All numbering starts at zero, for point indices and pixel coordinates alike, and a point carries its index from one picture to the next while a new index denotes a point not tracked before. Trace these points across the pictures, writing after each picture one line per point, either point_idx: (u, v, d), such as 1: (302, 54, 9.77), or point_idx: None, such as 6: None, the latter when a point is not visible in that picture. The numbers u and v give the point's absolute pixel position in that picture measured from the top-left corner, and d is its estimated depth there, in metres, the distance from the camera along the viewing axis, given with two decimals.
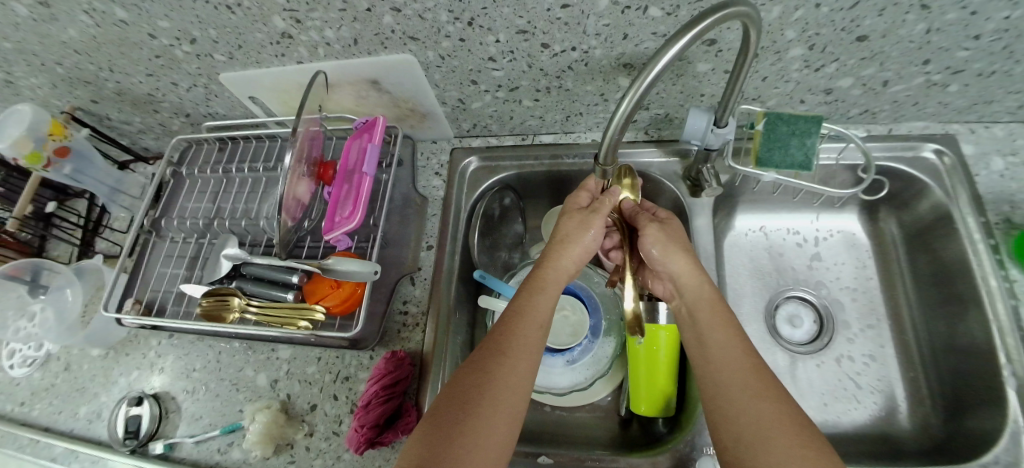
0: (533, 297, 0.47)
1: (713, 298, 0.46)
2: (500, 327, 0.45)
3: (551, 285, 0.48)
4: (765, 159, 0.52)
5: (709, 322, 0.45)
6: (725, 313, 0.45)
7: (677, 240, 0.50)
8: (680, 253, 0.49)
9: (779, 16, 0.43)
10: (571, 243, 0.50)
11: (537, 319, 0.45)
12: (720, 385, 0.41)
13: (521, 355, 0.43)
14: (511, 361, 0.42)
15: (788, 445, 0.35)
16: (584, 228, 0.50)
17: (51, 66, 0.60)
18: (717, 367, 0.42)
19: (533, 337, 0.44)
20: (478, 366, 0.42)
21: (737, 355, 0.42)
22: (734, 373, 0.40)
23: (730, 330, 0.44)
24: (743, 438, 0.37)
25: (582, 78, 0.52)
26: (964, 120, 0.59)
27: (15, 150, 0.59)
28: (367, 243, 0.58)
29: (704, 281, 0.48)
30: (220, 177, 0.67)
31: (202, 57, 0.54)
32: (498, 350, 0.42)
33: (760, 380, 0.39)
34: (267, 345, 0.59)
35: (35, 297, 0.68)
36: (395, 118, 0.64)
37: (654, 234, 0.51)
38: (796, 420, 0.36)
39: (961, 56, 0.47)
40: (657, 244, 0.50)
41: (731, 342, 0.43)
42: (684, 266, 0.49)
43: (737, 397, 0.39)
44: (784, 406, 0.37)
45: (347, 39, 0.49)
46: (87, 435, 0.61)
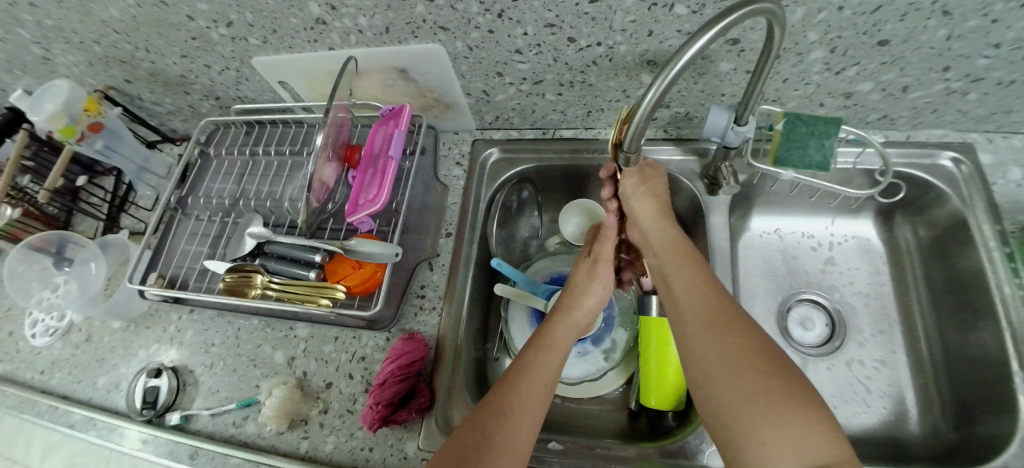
0: (538, 356, 0.47)
1: (676, 242, 0.51)
2: (504, 381, 0.44)
3: (558, 343, 0.49)
4: (783, 159, 0.53)
5: (675, 266, 0.49)
6: (689, 256, 0.49)
7: (653, 191, 0.54)
8: (652, 199, 0.54)
9: (802, 17, 0.44)
10: (585, 296, 0.53)
11: (542, 378, 0.45)
12: (689, 325, 0.43)
13: (522, 408, 0.42)
14: (512, 421, 0.41)
15: (753, 373, 0.37)
16: (594, 277, 0.54)
17: (89, 44, 0.62)
18: (685, 309, 0.45)
19: (540, 396, 0.43)
20: (478, 422, 0.40)
21: (703, 295, 0.45)
22: (699, 310, 0.43)
23: (694, 272, 0.47)
24: (710, 373, 0.39)
25: (606, 74, 0.54)
26: (982, 129, 0.59)
27: (49, 124, 0.61)
28: (388, 227, 0.60)
29: (669, 227, 0.53)
30: (247, 159, 0.68)
31: (237, 40, 0.56)
32: (499, 407, 0.41)
33: (721, 312, 0.42)
34: (285, 324, 0.60)
35: (60, 269, 0.70)
36: (419, 107, 0.66)
37: (632, 183, 0.54)
38: (761, 349, 0.39)
39: (982, 64, 0.47)
40: (632, 191, 0.54)
41: (697, 283, 0.46)
42: (648, 209, 0.54)
43: (702, 331, 0.42)
44: (748, 336, 0.40)
45: (379, 27, 0.51)
46: (105, 404, 0.62)
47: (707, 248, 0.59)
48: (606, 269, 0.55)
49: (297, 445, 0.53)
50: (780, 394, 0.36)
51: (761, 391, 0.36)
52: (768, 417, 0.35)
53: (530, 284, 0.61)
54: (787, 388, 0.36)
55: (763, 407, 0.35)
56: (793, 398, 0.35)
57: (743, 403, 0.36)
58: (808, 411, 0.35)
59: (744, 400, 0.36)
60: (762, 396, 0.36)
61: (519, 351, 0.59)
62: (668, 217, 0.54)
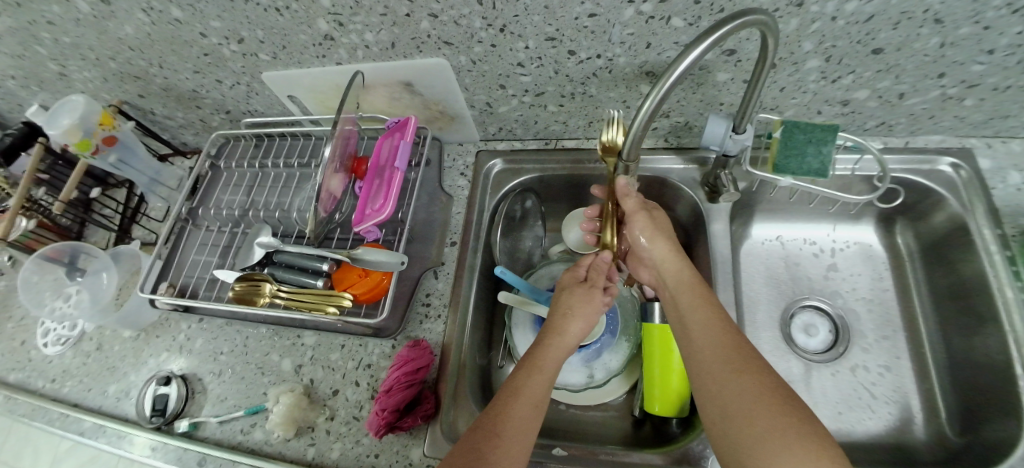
0: (529, 377, 0.45)
1: (692, 281, 0.50)
2: (496, 403, 0.43)
3: (550, 364, 0.47)
4: (782, 166, 0.54)
5: (689, 300, 0.48)
6: (704, 294, 0.48)
7: (660, 228, 0.54)
8: (665, 241, 0.53)
9: (797, 28, 0.45)
10: (573, 317, 0.50)
11: (532, 398, 0.43)
12: (704, 363, 0.43)
13: (516, 435, 0.41)
14: (504, 445, 0.40)
15: (772, 416, 0.37)
16: (588, 301, 0.51)
17: (105, 60, 0.64)
18: (701, 346, 0.44)
19: (528, 417, 0.42)
20: (474, 444, 0.40)
21: (718, 332, 0.44)
22: (713, 346, 0.43)
23: (710, 309, 0.46)
24: (727, 412, 0.39)
25: (606, 85, 0.55)
26: (981, 134, 0.60)
27: (65, 137, 0.63)
28: (394, 237, 0.61)
29: (684, 267, 0.51)
30: (256, 172, 0.70)
31: (248, 56, 0.58)
32: (491, 431, 0.41)
33: (736, 351, 0.42)
34: (293, 332, 0.61)
35: (72, 280, 0.72)
36: (424, 119, 0.67)
37: (640, 223, 0.54)
38: (779, 392, 0.38)
39: (976, 70, 0.48)
40: (644, 231, 0.54)
41: (713, 321, 0.45)
42: (666, 251, 0.53)
43: (716, 368, 0.42)
44: (766, 380, 0.40)
45: (385, 42, 0.52)
46: (114, 412, 0.63)
47: (709, 255, 0.60)
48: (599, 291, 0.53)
49: (303, 452, 0.53)
50: (799, 436, 0.35)
51: (779, 431, 0.36)
52: (786, 456, 0.34)
53: (534, 292, 0.62)
54: (807, 431, 0.35)
55: (777, 446, 0.35)
56: (812, 440, 0.35)
57: (761, 444, 0.36)
58: (827, 455, 0.34)
59: (763, 441, 0.36)
60: (779, 436, 0.35)
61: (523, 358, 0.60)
62: (683, 257, 0.52)
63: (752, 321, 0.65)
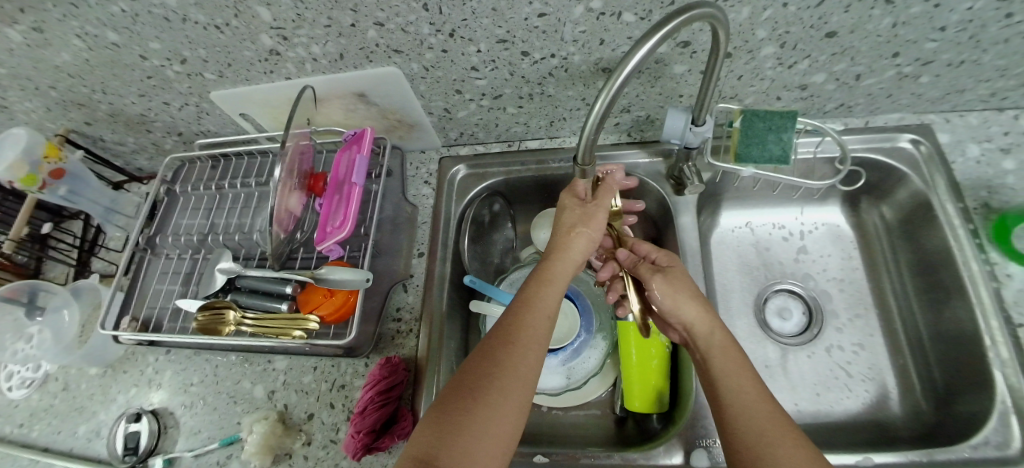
0: (541, 289, 0.45)
1: (726, 343, 0.43)
2: (509, 317, 0.43)
3: (560, 276, 0.47)
4: (743, 155, 0.54)
5: (721, 350, 0.43)
6: (739, 358, 0.42)
7: (683, 289, 0.48)
8: (690, 301, 0.46)
9: (749, 16, 0.44)
10: (575, 234, 0.49)
11: (546, 310, 0.44)
12: (737, 428, 0.37)
13: (532, 346, 0.41)
14: (518, 354, 0.40)
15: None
16: (586, 220, 0.50)
17: (45, 89, 0.61)
18: (735, 410, 0.38)
19: (542, 327, 0.42)
20: (491, 357, 0.40)
21: (752, 398, 0.38)
22: (749, 407, 0.38)
23: (745, 372, 0.41)
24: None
25: (563, 84, 0.54)
26: (938, 110, 0.60)
27: (9, 174, 0.60)
28: (358, 252, 0.59)
29: (718, 326, 0.45)
30: (213, 194, 0.67)
31: (193, 76, 0.56)
32: (507, 339, 0.41)
33: (774, 419, 0.37)
34: (263, 357, 0.60)
35: (32, 320, 0.69)
36: (384, 129, 0.66)
37: (657, 285, 0.49)
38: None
39: (929, 48, 0.48)
40: (663, 292, 0.48)
41: (749, 389, 0.39)
42: (696, 314, 0.46)
43: (751, 432, 0.36)
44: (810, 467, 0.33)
45: (333, 54, 0.50)
46: (86, 453, 0.61)
47: (679, 248, 0.60)
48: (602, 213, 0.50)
49: None
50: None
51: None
52: None
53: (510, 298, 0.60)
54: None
55: None
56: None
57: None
58: None
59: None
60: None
61: None
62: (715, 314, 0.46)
63: (727, 310, 0.65)
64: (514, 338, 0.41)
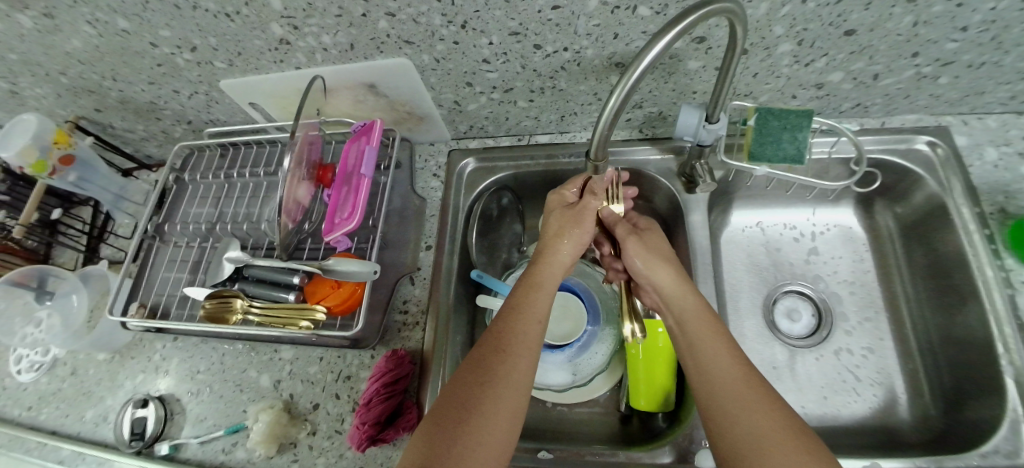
0: (528, 295, 0.47)
1: (698, 307, 0.47)
2: (497, 324, 0.45)
3: (547, 282, 0.49)
4: (757, 154, 0.53)
5: (693, 321, 0.46)
6: (710, 321, 0.46)
7: (657, 251, 0.52)
8: (665, 265, 0.51)
9: (767, 12, 0.44)
10: (563, 240, 0.52)
11: (535, 315, 0.46)
12: (714, 399, 0.40)
13: (523, 350, 0.43)
14: (511, 358, 0.41)
15: (788, 459, 0.35)
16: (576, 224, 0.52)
17: (55, 76, 0.61)
18: (711, 377, 0.42)
19: (535, 331, 0.44)
20: (482, 365, 0.41)
21: (726, 366, 0.42)
22: (725, 378, 0.41)
23: (718, 338, 0.44)
24: (740, 453, 0.37)
25: (575, 78, 0.53)
26: (956, 112, 0.59)
27: (20, 159, 0.61)
28: (366, 244, 0.59)
29: (689, 289, 0.49)
30: (222, 183, 0.67)
31: (203, 64, 0.55)
32: (499, 345, 0.42)
33: (746, 382, 0.40)
34: (270, 346, 0.60)
35: (41, 303, 0.69)
36: (393, 121, 0.65)
37: (633, 246, 0.53)
38: (797, 438, 0.36)
39: (949, 48, 0.47)
40: (637, 255, 0.53)
41: (722, 355, 0.43)
42: (667, 276, 0.50)
43: (727, 398, 0.40)
44: (779, 417, 0.38)
45: (344, 44, 0.50)
46: (93, 437, 0.62)
47: (688, 247, 0.59)
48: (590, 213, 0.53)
49: None
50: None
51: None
52: None
53: None
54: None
55: None
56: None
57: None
58: None
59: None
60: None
61: None
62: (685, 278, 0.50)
63: (735, 311, 0.65)
64: (506, 345, 0.42)
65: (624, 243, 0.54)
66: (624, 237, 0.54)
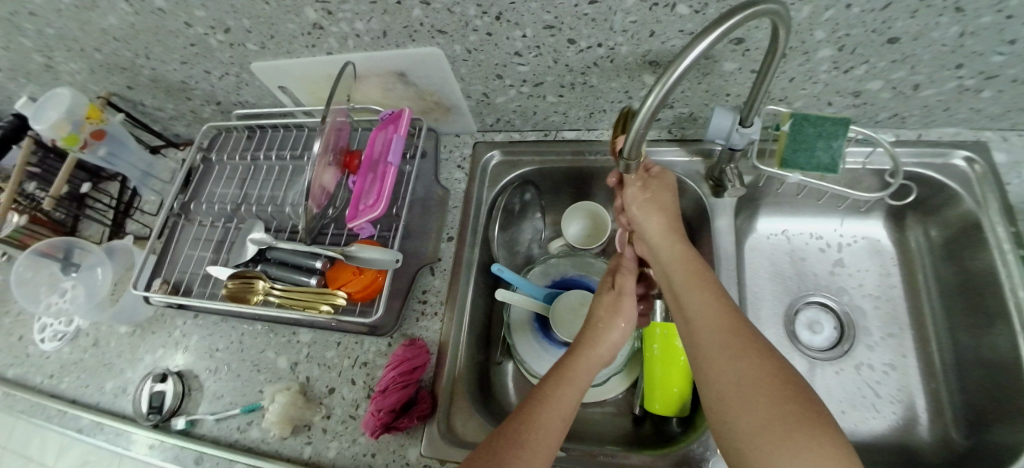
0: (559, 386, 0.44)
1: (687, 258, 0.48)
2: (525, 405, 0.43)
3: (584, 370, 0.46)
4: (790, 161, 0.52)
5: (683, 282, 0.46)
6: (699, 271, 0.47)
7: (657, 201, 0.52)
8: (659, 215, 0.51)
9: (809, 16, 0.42)
10: (608, 330, 0.49)
11: (562, 409, 0.42)
12: (700, 347, 0.41)
13: (547, 434, 0.40)
14: (527, 451, 0.39)
15: (771, 403, 0.35)
16: (618, 315, 0.50)
17: (90, 51, 0.62)
18: (698, 329, 0.42)
19: (557, 428, 0.41)
20: (508, 438, 0.39)
21: (713, 314, 0.42)
22: (714, 334, 0.41)
23: (706, 287, 0.45)
24: (724, 396, 0.38)
25: (607, 75, 0.53)
26: (996, 127, 0.57)
27: (53, 132, 0.62)
28: (389, 232, 0.59)
29: (679, 241, 0.50)
30: (248, 164, 0.68)
31: (236, 46, 0.56)
32: (517, 437, 0.39)
33: (736, 337, 0.40)
34: (288, 329, 0.61)
35: (67, 274, 0.71)
36: (420, 110, 0.65)
37: (634, 192, 0.53)
38: (780, 379, 0.36)
39: (996, 61, 0.46)
40: (640, 208, 0.52)
41: (710, 307, 0.43)
42: (656, 226, 0.51)
43: (715, 354, 0.40)
44: (764, 365, 0.38)
45: (376, 31, 0.50)
46: (112, 408, 0.63)
47: (712, 251, 0.58)
48: (630, 302, 0.51)
49: (300, 451, 0.53)
50: (798, 423, 0.33)
51: (777, 418, 0.34)
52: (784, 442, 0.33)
53: (535, 289, 0.60)
54: (804, 417, 0.34)
55: (783, 432, 0.33)
56: (809, 429, 0.33)
57: (759, 431, 0.34)
58: (833, 444, 0.32)
59: (758, 428, 0.35)
60: (778, 424, 0.34)
61: (521, 356, 0.59)
62: (676, 230, 0.51)
63: (755, 318, 0.64)
64: (530, 427, 0.40)
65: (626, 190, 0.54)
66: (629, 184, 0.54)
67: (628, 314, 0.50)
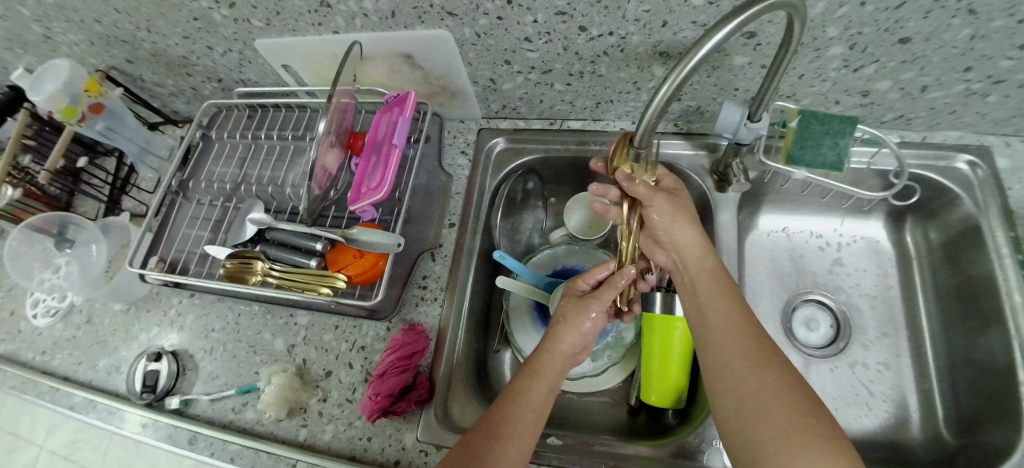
0: (531, 381, 0.44)
1: (714, 270, 0.47)
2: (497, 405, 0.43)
3: (547, 370, 0.45)
4: (796, 157, 0.53)
5: (709, 291, 0.46)
6: (725, 282, 0.46)
7: (684, 210, 0.50)
8: (686, 224, 0.50)
9: (823, 12, 0.42)
10: (569, 327, 0.48)
11: (530, 403, 0.42)
12: (721, 355, 0.42)
13: (517, 432, 0.40)
14: (503, 445, 0.39)
15: (787, 414, 0.35)
16: (584, 312, 0.48)
17: (90, 23, 0.61)
18: (718, 337, 0.43)
19: (529, 424, 0.41)
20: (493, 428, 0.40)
21: (737, 325, 0.42)
22: (735, 342, 0.41)
23: (729, 298, 0.45)
24: (742, 405, 0.38)
25: (616, 65, 0.52)
26: (1000, 132, 0.57)
27: (50, 105, 0.61)
28: (391, 216, 0.59)
29: (708, 254, 0.49)
30: (249, 143, 0.67)
31: (240, 22, 0.55)
32: (492, 431, 0.40)
33: (758, 348, 0.40)
34: (286, 310, 0.60)
35: (61, 250, 0.70)
36: (425, 94, 0.65)
37: (662, 204, 0.50)
38: (800, 395, 0.36)
39: (1005, 66, 0.46)
40: (662, 214, 0.50)
41: (734, 316, 0.43)
42: (689, 236, 0.50)
43: (736, 362, 0.40)
44: (785, 377, 0.38)
45: (385, 11, 0.49)
46: (104, 386, 0.62)
47: (714, 246, 0.59)
48: (598, 302, 0.48)
49: (295, 433, 0.53)
50: (816, 434, 0.33)
51: (792, 430, 0.34)
52: (796, 452, 0.33)
53: (535, 277, 0.60)
54: (821, 431, 0.34)
55: (797, 442, 0.34)
56: (824, 443, 0.33)
57: (774, 440, 0.35)
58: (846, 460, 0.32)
59: (778, 437, 0.34)
60: (792, 436, 0.34)
61: (519, 344, 0.59)
62: (704, 240, 0.50)
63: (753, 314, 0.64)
64: (501, 425, 0.40)
65: (653, 202, 0.50)
66: (653, 195, 0.50)
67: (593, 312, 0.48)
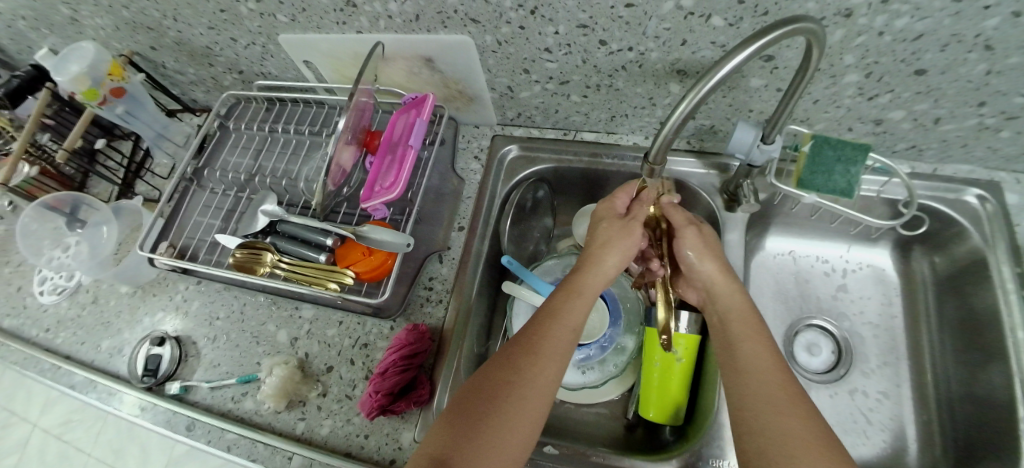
0: (568, 301, 0.45)
1: (743, 309, 0.46)
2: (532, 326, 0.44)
3: (588, 289, 0.47)
4: (807, 182, 0.53)
5: (738, 329, 0.45)
6: (757, 325, 0.45)
7: (712, 246, 0.51)
8: (717, 260, 0.50)
9: (841, 39, 0.43)
10: (609, 249, 0.49)
11: (569, 323, 0.44)
12: (746, 394, 0.40)
13: (537, 384, 0.39)
14: (519, 392, 0.38)
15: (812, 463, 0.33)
16: (625, 232, 0.50)
17: (118, 9, 0.62)
18: (745, 375, 0.41)
19: (561, 348, 0.42)
20: (512, 363, 0.40)
21: (765, 366, 0.41)
22: (761, 382, 0.40)
23: (760, 341, 0.43)
24: (765, 449, 0.36)
25: (634, 80, 0.53)
26: (1010, 168, 0.58)
27: (73, 85, 0.61)
28: (401, 216, 0.60)
29: (737, 291, 0.48)
30: (265, 135, 0.68)
31: (265, 16, 0.56)
32: (512, 373, 0.40)
33: (785, 394, 0.38)
34: (291, 303, 0.61)
35: (73, 230, 0.71)
36: (442, 98, 0.66)
37: (692, 237, 0.51)
38: (828, 451, 0.34)
39: (1019, 102, 0.46)
40: (693, 248, 0.51)
41: (763, 358, 0.42)
42: (717, 271, 0.50)
43: (761, 404, 0.38)
44: (813, 429, 0.36)
45: (409, 14, 0.50)
46: (105, 368, 0.63)
47: None
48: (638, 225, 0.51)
49: (293, 426, 0.53)
50: None
51: None
52: None
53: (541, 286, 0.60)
54: None
55: None
56: None
57: None
58: None
59: None
60: None
61: None
62: (735, 281, 0.49)
63: None
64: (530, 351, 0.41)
65: (682, 232, 0.52)
66: (684, 226, 0.52)
67: (634, 234, 0.50)
